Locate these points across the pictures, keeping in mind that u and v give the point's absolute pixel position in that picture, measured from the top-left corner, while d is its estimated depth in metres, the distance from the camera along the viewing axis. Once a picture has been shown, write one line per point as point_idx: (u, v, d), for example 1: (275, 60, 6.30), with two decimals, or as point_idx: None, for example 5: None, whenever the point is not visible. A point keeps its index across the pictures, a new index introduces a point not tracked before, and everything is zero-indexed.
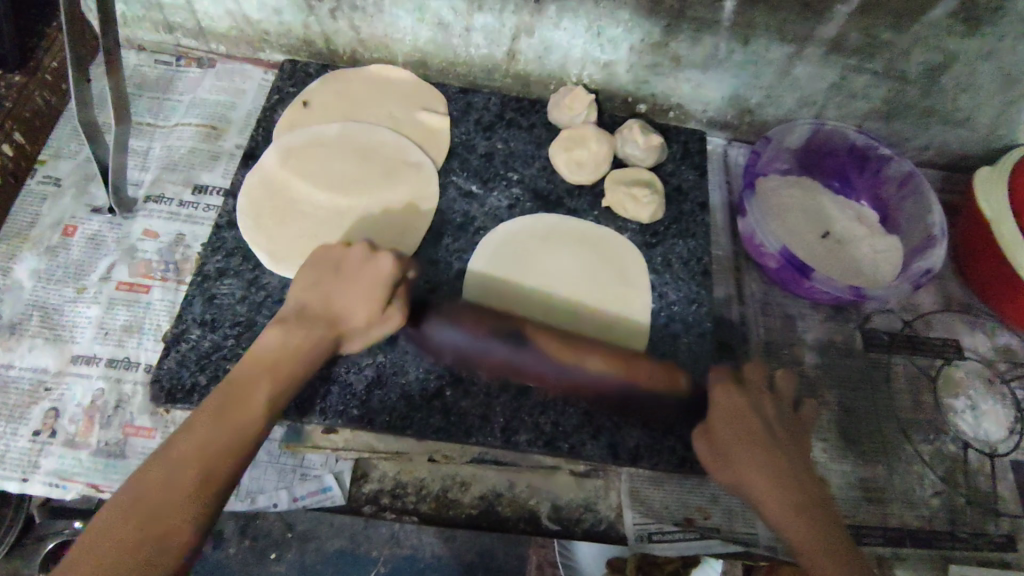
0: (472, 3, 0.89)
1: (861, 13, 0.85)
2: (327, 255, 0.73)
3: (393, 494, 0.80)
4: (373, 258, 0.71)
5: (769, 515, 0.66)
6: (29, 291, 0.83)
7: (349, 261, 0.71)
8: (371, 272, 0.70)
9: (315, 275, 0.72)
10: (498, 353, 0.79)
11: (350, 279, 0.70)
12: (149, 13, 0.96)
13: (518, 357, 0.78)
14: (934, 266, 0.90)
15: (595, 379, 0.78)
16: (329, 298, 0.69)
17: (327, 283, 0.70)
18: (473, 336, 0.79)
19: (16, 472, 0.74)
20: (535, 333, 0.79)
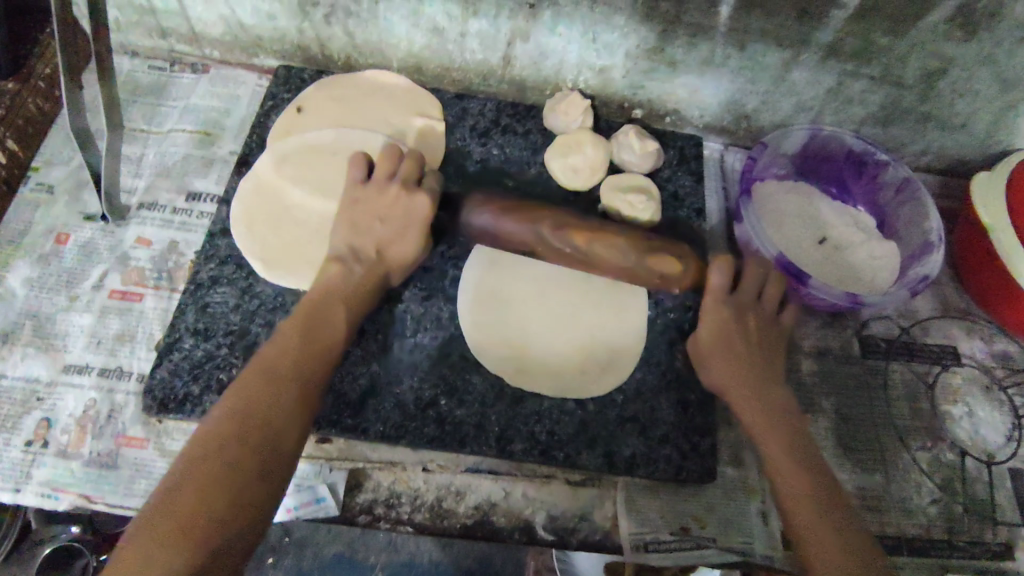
0: (467, 9, 0.88)
1: (857, 18, 0.84)
2: (363, 193, 0.79)
3: (387, 504, 0.80)
4: (410, 195, 0.78)
5: (745, 426, 0.76)
6: (21, 300, 0.82)
7: (386, 198, 0.78)
8: (409, 209, 0.78)
9: (355, 210, 0.79)
10: (526, 233, 0.80)
11: (391, 214, 0.78)
12: (142, 19, 0.95)
13: (548, 235, 0.80)
14: (932, 272, 0.90)
15: (619, 257, 0.80)
16: (373, 234, 0.78)
17: (367, 217, 0.78)
18: (511, 216, 0.81)
19: (8, 483, 0.73)
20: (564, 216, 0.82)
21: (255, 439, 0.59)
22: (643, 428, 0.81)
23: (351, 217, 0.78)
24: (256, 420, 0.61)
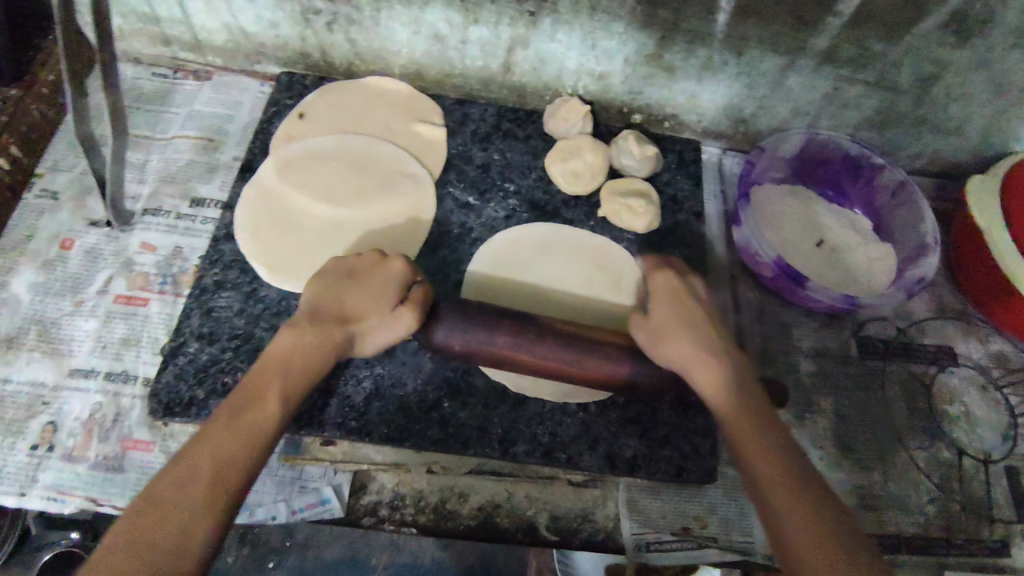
0: (468, 16, 0.90)
1: (853, 25, 0.86)
2: (336, 264, 0.74)
3: (391, 506, 0.80)
4: (386, 260, 0.73)
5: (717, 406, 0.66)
6: (26, 305, 0.83)
7: (359, 266, 0.73)
8: (385, 276, 0.72)
9: (324, 281, 0.72)
10: (502, 345, 0.72)
11: (363, 282, 0.71)
12: (146, 27, 0.96)
13: (524, 341, 0.72)
14: (927, 274, 0.92)
15: (598, 362, 0.73)
16: (341, 302, 0.70)
17: (336, 287, 0.71)
18: (482, 325, 0.73)
19: (13, 487, 0.74)
20: (535, 322, 0.74)
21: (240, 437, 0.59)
22: (644, 429, 0.81)
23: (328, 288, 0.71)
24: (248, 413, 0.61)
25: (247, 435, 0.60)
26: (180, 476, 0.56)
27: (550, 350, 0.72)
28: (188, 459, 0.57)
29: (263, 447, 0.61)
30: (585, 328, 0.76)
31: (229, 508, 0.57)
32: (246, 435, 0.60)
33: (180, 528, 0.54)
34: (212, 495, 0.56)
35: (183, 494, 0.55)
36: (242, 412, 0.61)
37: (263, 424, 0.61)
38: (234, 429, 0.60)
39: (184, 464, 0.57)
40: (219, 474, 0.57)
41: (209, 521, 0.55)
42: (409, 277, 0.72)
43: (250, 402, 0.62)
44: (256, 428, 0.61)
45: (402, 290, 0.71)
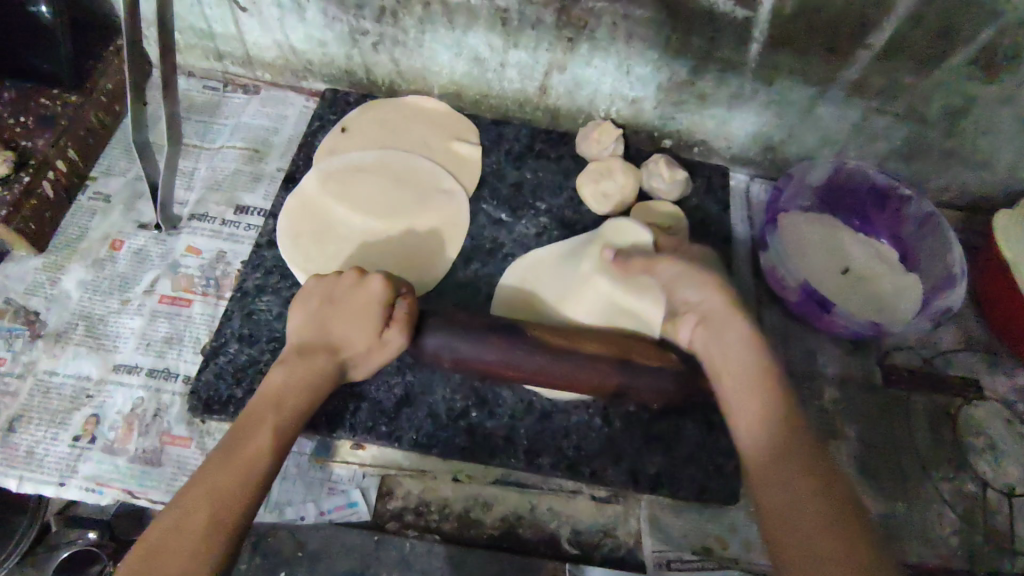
0: (508, 40, 0.93)
1: (882, 59, 0.88)
2: (317, 287, 0.76)
3: (416, 512, 0.82)
4: (362, 281, 0.74)
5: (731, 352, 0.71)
6: (75, 301, 0.86)
7: (340, 292, 0.75)
8: (364, 296, 0.73)
9: (308, 311, 0.75)
10: (492, 358, 0.74)
11: (344, 309, 0.73)
12: (201, 42, 1.01)
13: (515, 353, 0.74)
14: (954, 304, 0.93)
15: (591, 377, 0.74)
16: (326, 329, 0.72)
17: (320, 314, 0.74)
18: (472, 338, 0.74)
19: (54, 476, 0.76)
20: (525, 335, 0.75)
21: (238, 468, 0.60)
22: (668, 447, 0.82)
23: (316, 320, 0.74)
24: (246, 446, 0.62)
25: (239, 468, 0.60)
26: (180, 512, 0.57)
27: (538, 366, 0.74)
28: (184, 500, 0.58)
29: (257, 475, 0.61)
30: (579, 337, 0.76)
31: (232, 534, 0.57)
32: (240, 468, 0.60)
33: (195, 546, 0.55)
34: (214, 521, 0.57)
35: (179, 536, 0.56)
36: (235, 447, 0.62)
37: (256, 455, 0.62)
38: (227, 466, 0.60)
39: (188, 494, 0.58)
40: (216, 509, 0.57)
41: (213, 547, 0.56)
42: (388, 295, 0.73)
43: (241, 437, 0.63)
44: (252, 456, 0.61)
45: (383, 310, 0.73)
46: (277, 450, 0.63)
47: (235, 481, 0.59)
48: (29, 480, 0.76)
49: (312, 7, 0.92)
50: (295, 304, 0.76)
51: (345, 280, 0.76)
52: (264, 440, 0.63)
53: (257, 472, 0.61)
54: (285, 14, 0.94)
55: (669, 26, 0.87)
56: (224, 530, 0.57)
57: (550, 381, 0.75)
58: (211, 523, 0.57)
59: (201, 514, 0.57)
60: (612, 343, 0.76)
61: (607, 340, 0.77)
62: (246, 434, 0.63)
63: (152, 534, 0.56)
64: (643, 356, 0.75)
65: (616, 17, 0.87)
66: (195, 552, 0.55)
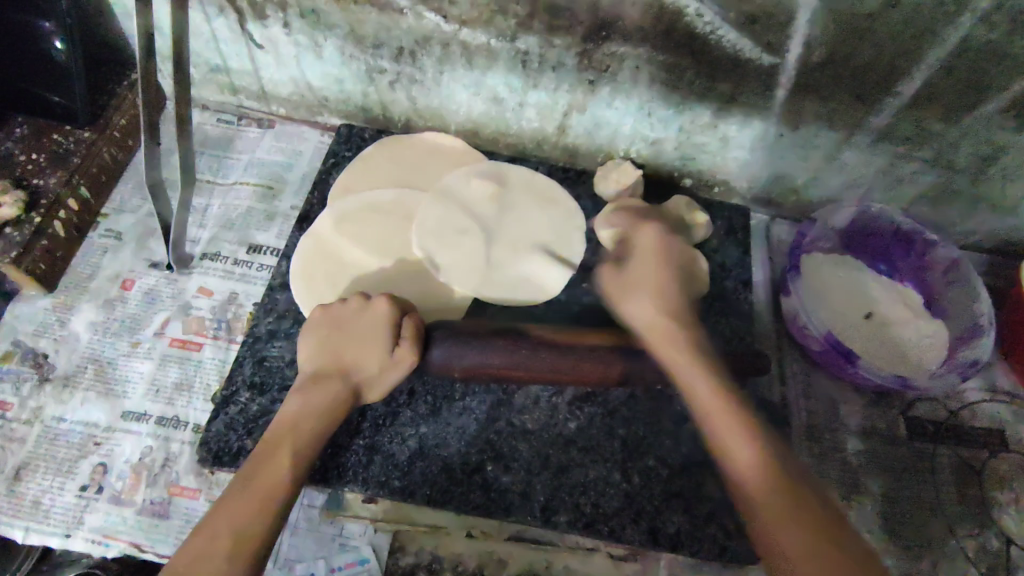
0: (527, 82, 0.91)
1: (912, 106, 0.86)
2: (322, 316, 0.77)
3: (429, 569, 0.79)
4: (368, 305, 0.77)
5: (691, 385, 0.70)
6: (84, 344, 0.85)
7: (348, 315, 0.76)
8: (372, 317, 0.76)
9: (318, 336, 0.76)
10: (500, 361, 0.77)
11: (353, 330, 0.75)
12: (216, 76, 1.00)
13: (521, 355, 0.77)
14: (981, 357, 0.91)
15: (596, 368, 0.77)
16: (337, 354, 0.74)
17: (330, 341, 0.74)
18: (473, 343, 0.78)
19: (59, 527, 0.75)
20: (528, 339, 0.79)
21: (257, 497, 0.62)
22: (688, 505, 0.80)
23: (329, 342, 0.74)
24: (266, 475, 0.64)
25: (259, 496, 0.62)
26: (201, 542, 0.59)
27: (543, 361, 0.77)
28: (209, 527, 0.60)
29: (275, 502, 0.63)
30: (576, 336, 0.81)
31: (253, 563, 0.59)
32: (259, 496, 0.62)
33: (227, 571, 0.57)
34: (236, 551, 0.59)
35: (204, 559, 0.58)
36: (255, 473, 0.64)
37: (275, 481, 0.64)
38: (249, 493, 0.62)
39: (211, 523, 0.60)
40: (237, 539, 0.59)
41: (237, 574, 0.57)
42: (395, 315, 0.76)
43: (261, 465, 0.65)
44: (268, 485, 0.63)
45: (393, 328, 0.75)
46: (297, 474, 0.65)
47: (257, 509, 0.61)
48: (34, 532, 0.74)
49: (329, 45, 0.91)
50: (303, 334, 0.77)
51: (352, 302, 0.77)
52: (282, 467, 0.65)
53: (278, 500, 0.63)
54: (302, 52, 0.93)
55: (693, 71, 0.86)
56: (247, 559, 0.58)
57: (560, 376, 0.78)
58: (234, 551, 0.58)
59: (224, 542, 0.59)
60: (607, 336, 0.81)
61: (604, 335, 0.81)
62: (266, 462, 0.65)
63: (179, 561, 0.58)
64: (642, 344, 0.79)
65: (639, 61, 0.85)
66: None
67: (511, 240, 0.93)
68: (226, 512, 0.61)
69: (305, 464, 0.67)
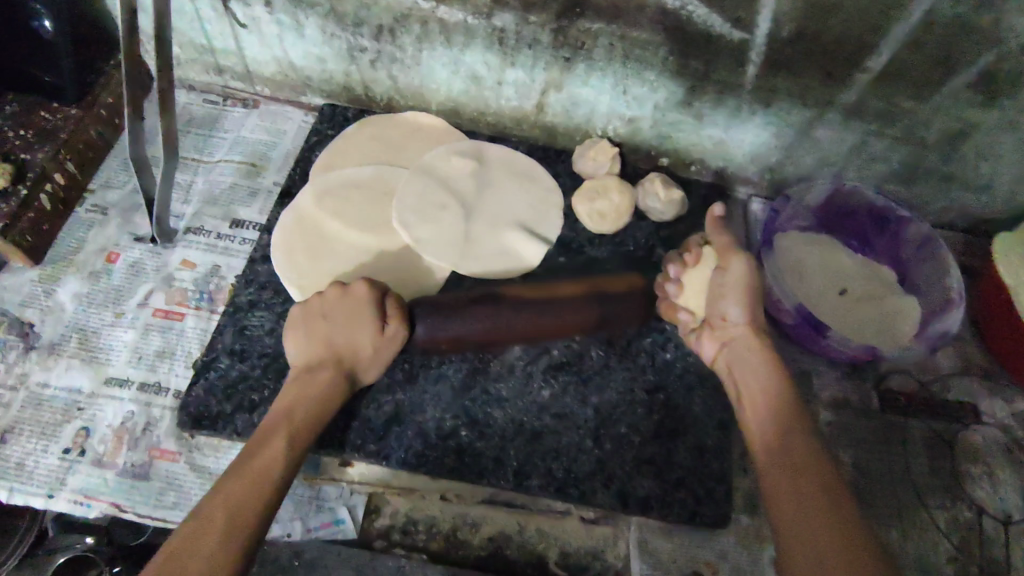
0: (505, 59, 0.93)
1: (881, 82, 0.87)
2: (305, 312, 0.79)
3: (404, 531, 0.83)
4: (348, 290, 0.79)
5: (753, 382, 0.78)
6: (69, 314, 0.87)
7: (330, 304, 0.78)
8: (353, 303, 0.78)
9: (306, 331, 0.77)
10: (479, 327, 0.86)
11: (339, 319, 0.77)
12: (202, 56, 1.02)
13: (502, 318, 0.87)
14: (950, 329, 0.93)
15: (573, 319, 0.88)
16: (330, 341, 0.76)
17: (318, 332, 0.77)
18: (459, 317, 0.86)
19: (43, 489, 0.76)
20: (503, 302, 0.88)
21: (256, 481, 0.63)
22: (659, 470, 0.82)
23: (317, 332, 0.77)
24: (264, 460, 0.65)
25: (257, 479, 0.63)
26: (197, 522, 0.59)
27: (526, 323, 0.87)
28: (203, 506, 0.60)
29: (270, 484, 0.63)
30: (548, 289, 0.90)
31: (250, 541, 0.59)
32: (256, 478, 0.63)
33: (222, 549, 0.57)
34: (230, 529, 0.58)
35: (200, 537, 0.57)
36: (252, 456, 0.65)
37: (270, 466, 0.64)
38: (247, 474, 0.63)
39: (206, 505, 0.60)
40: (234, 518, 0.59)
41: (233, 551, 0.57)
42: (377, 295, 0.79)
43: (256, 451, 0.65)
44: (263, 468, 0.64)
45: (376, 307, 0.78)
46: (291, 461, 0.66)
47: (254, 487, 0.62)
48: (18, 492, 0.76)
49: (311, 24, 0.93)
50: (287, 332, 0.79)
51: (336, 293, 0.79)
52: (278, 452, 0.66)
53: (272, 481, 0.63)
54: (284, 31, 0.95)
55: (666, 47, 0.87)
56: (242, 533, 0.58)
57: (539, 327, 0.88)
58: (228, 531, 0.58)
59: (218, 522, 0.58)
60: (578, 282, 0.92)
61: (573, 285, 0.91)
62: (263, 447, 0.66)
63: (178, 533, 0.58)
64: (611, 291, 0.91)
65: (613, 38, 0.87)
66: (212, 553, 0.56)
67: (491, 215, 0.95)
68: (221, 491, 0.61)
69: (299, 452, 0.68)
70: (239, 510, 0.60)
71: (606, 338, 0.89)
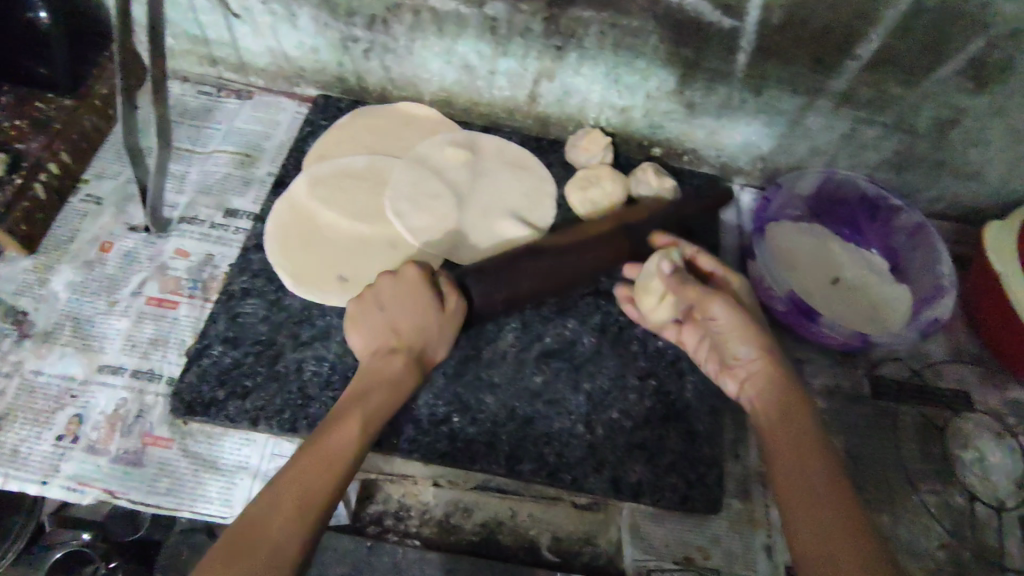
0: (497, 48, 0.94)
1: (871, 69, 0.88)
2: (360, 304, 0.78)
3: (396, 516, 0.83)
4: (400, 275, 0.79)
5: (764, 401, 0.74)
6: (63, 302, 0.87)
7: (390, 293, 0.78)
8: (410, 288, 0.77)
9: (368, 323, 0.77)
10: (533, 279, 0.83)
11: (398, 305, 0.77)
12: (196, 47, 1.03)
13: (548, 267, 0.84)
14: (943, 314, 0.92)
15: (615, 252, 0.87)
16: (393, 328, 0.75)
17: (378, 322, 0.76)
18: (509, 272, 0.82)
19: (36, 475, 0.77)
20: (541, 253, 0.85)
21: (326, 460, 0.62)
22: (650, 455, 0.82)
23: (375, 321, 0.76)
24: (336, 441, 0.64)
25: (327, 458, 0.62)
26: (269, 499, 0.59)
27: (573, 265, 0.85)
28: (276, 484, 0.60)
29: (340, 464, 0.63)
30: (579, 237, 0.88)
31: (318, 521, 0.59)
32: (327, 456, 0.63)
33: (289, 526, 0.57)
34: (300, 508, 0.58)
35: (270, 514, 0.58)
36: (327, 436, 0.65)
37: (342, 446, 0.64)
38: (317, 455, 0.63)
39: (278, 483, 0.60)
40: (302, 497, 0.59)
41: (299, 530, 0.57)
42: (429, 276, 0.79)
43: (328, 431, 0.65)
44: (334, 448, 0.64)
45: (431, 286, 0.78)
46: (362, 441, 0.66)
47: (321, 469, 0.61)
48: (11, 478, 0.76)
49: (304, 14, 0.93)
50: (348, 329, 0.78)
51: (391, 282, 0.79)
52: (350, 433, 0.66)
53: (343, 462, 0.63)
54: (278, 21, 0.95)
55: (657, 35, 0.88)
56: (310, 516, 0.58)
57: (576, 271, 0.86)
58: (297, 509, 0.58)
59: (288, 500, 0.59)
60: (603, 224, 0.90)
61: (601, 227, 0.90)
62: (335, 428, 0.66)
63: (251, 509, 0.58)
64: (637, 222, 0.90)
65: (604, 26, 0.88)
66: (282, 530, 0.57)
67: (484, 204, 0.95)
68: (294, 467, 0.61)
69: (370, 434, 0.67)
70: (307, 490, 0.60)
71: (598, 325, 0.90)
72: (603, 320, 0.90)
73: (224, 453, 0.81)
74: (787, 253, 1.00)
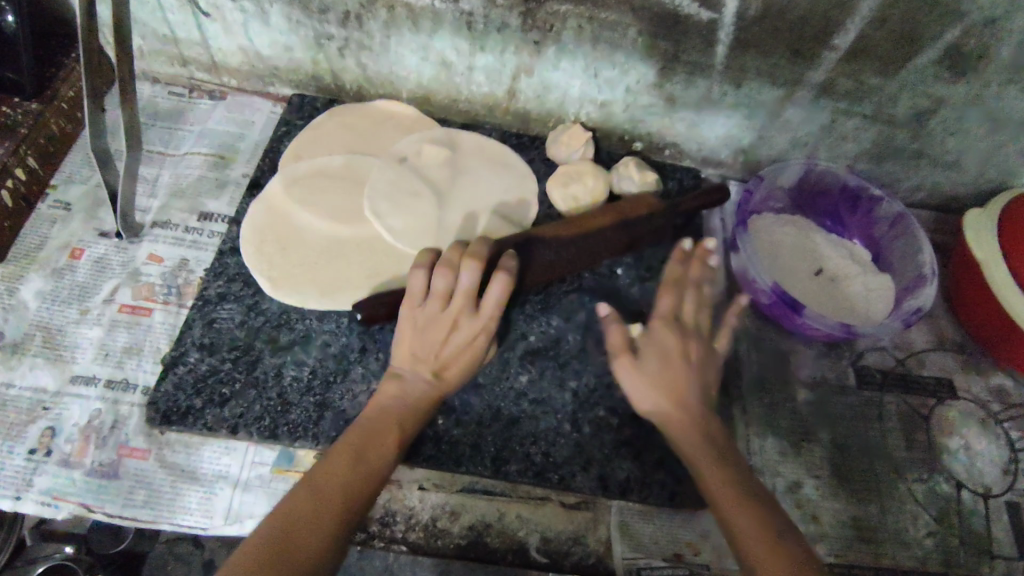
0: (474, 44, 0.92)
1: (849, 59, 0.88)
2: (418, 322, 0.74)
3: (382, 522, 0.81)
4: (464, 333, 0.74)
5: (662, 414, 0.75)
6: (33, 311, 0.85)
7: (448, 344, 0.73)
8: (467, 352, 0.74)
9: (421, 346, 0.73)
10: (534, 274, 0.83)
11: (449, 365, 0.74)
12: (165, 47, 1.00)
13: (547, 258, 0.83)
14: (925, 304, 0.91)
15: (611, 242, 0.86)
16: (436, 375, 0.73)
17: (427, 361, 0.73)
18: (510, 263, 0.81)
19: (8, 491, 0.74)
20: (545, 243, 0.83)
21: (365, 474, 0.64)
22: (638, 452, 0.81)
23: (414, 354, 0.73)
24: (373, 454, 0.66)
25: (367, 471, 0.65)
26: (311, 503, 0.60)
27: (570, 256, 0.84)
28: (316, 488, 0.62)
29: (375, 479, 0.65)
30: (580, 224, 0.87)
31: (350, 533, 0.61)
32: (368, 469, 0.65)
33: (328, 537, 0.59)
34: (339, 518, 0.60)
35: (314, 521, 0.59)
36: (368, 450, 0.66)
37: (380, 463, 0.66)
38: (357, 468, 0.64)
39: (318, 487, 0.62)
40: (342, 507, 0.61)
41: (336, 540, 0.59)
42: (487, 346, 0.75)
43: (366, 444, 0.67)
44: (373, 463, 0.66)
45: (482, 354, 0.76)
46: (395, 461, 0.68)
47: (360, 483, 0.63)
48: None
49: (275, 11, 0.91)
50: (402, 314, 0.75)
51: (454, 336, 0.74)
52: (386, 449, 0.67)
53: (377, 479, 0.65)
54: (249, 19, 0.93)
55: (634, 29, 0.87)
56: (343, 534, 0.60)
57: (576, 261, 0.85)
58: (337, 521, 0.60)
59: (331, 509, 0.61)
60: (606, 209, 0.89)
61: (602, 214, 0.88)
62: (373, 444, 0.67)
63: (286, 512, 0.60)
64: (636, 212, 0.89)
65: (581, 20, 0.87)
66: (322, 538, 0.59)
67: (464, 201, 0.93)
68: (334, 475, 0.63)
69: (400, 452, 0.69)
70: (348, 501, 0.62)
71: (583, 323, 0.89)
72: (588, 318, 0.89)
73: (203, 462, 0.78)
74: (778, 247, 1.00)
